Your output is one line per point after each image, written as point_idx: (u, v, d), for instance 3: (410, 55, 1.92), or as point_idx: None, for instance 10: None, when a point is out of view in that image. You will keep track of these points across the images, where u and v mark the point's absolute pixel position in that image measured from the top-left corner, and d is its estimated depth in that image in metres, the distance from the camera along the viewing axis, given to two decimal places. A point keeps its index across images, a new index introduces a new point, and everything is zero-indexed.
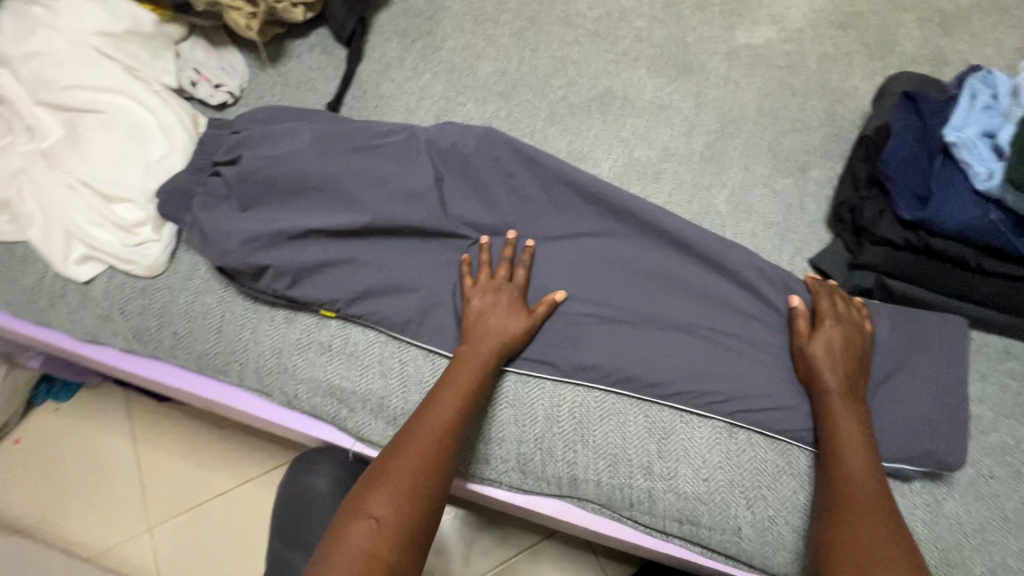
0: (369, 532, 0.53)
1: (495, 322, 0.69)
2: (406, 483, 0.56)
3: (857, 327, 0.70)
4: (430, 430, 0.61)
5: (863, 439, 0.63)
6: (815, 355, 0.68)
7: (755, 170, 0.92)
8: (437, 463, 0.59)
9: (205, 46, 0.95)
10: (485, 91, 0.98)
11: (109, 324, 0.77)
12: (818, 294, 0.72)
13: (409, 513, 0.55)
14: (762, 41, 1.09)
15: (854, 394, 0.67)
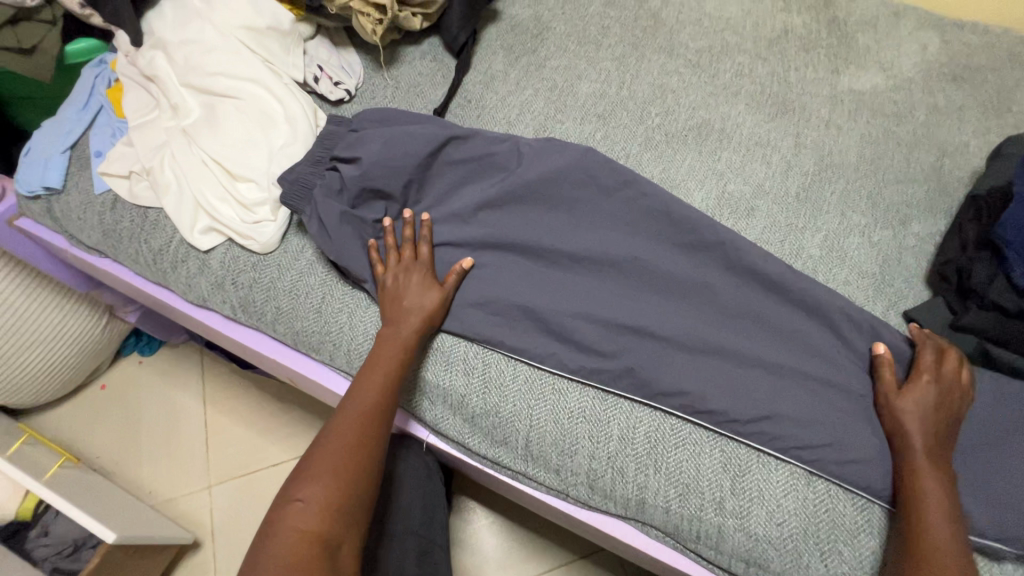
0: (298, 512, 0.60)
1: (412, 303, 0.73)
2: (329, 467, 0.63)
3: (956, 389, 0.68)
4: (351, 416, 0.67)
5: (946, 501, 0.61)
6: (908, 413, 0.66)
7: (853, 218, 0.90)
8: (360, 446, 0.65)
9: (329, 45, 1.02)
10: (584, 111, 1.01)
11: (221, 292, 0.83)
12: (921, 349, 0.71)
13: (339, 492, 0.61)
14: (868, 87, 1.08)
15: (941, 453, 0.64)
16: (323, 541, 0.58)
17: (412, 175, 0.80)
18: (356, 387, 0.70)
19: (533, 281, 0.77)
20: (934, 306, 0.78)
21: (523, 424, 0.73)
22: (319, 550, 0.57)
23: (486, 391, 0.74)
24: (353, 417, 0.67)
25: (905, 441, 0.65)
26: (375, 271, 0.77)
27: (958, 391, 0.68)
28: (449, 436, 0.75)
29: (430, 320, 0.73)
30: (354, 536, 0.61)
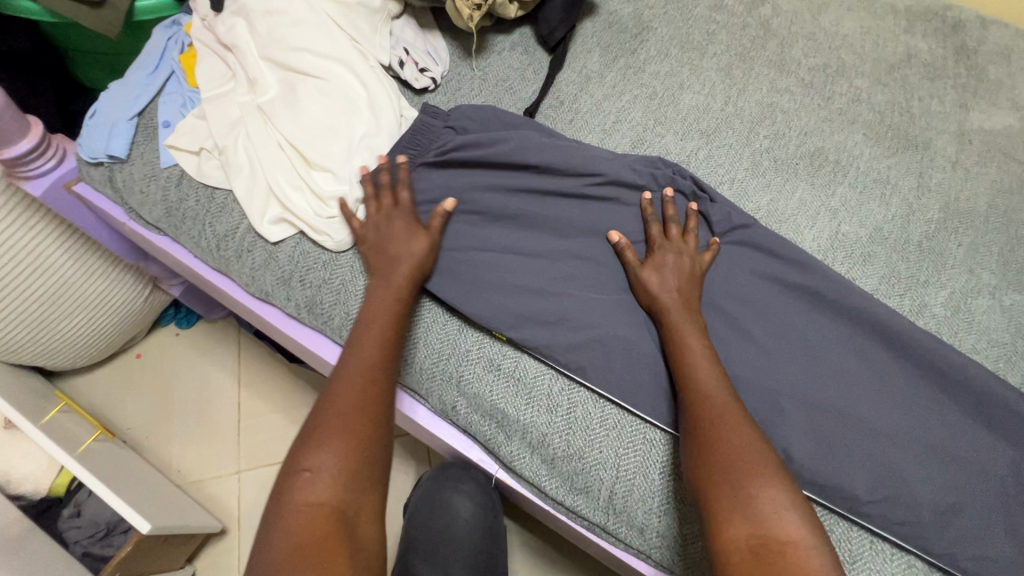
0: (308, 483, 0.55)
1: (399, 251, 0.71)
2: (337, 432, 0.58)
3: (691, 255, 0.73)
4: (352, 378, 0.63)
5: (730, 409, 0.58)
6: (649, 279, 0.70)
7: (981, 275, 0.81)
8: (369, 411, 0.61)
9: (416, 27, 0.94)
10: (686, 125, 0.92)
11: (286, 289, 0.77)
12: (649, 220, 0.75)
13: (350, 463, 0.57)
14: (1000, 127, 0.97)
15: (720, 366, 0.63)
16: (336, 517, 0.54)
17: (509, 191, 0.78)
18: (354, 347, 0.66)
19: (630, 318, 0.71)
20: None
21: (610, 474, 0.66)
22: (334, 527, 0.53)
23: (571, 432, 0.67)
24: (354, 378, 0.62)
25: (678, 335, 0.66)
26: (354, 224, 0.74)
27: (691, 261, 0.72)
28: (524, 476, 0.69)
29: (421, 270, 0.71)
30: (368, 513, 0.57)
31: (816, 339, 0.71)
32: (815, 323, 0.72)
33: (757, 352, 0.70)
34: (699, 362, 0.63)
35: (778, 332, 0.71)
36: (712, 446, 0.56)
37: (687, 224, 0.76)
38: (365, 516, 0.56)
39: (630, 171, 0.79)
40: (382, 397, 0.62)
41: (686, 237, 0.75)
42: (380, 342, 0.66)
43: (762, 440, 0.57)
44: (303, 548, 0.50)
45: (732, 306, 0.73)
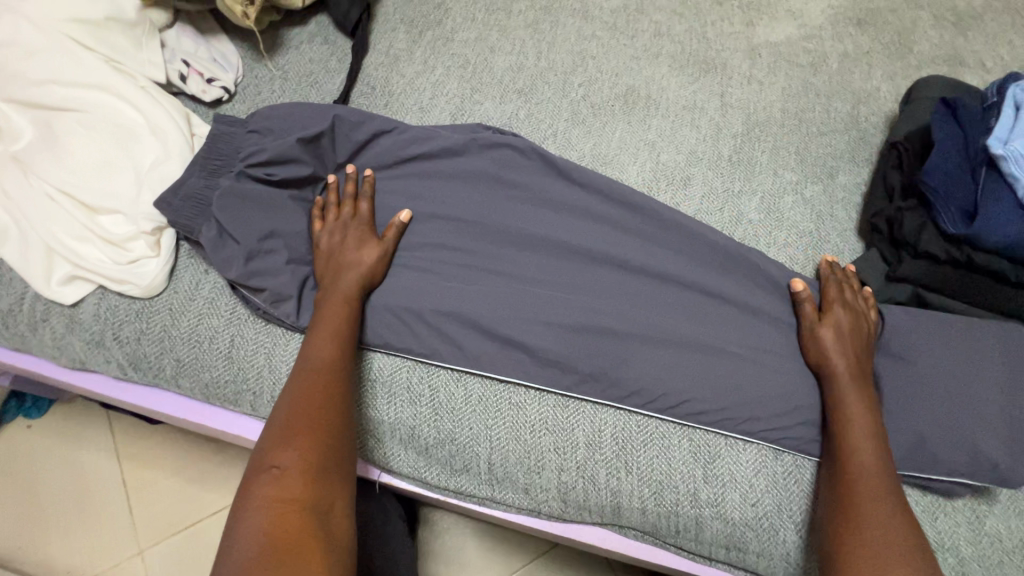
0: (275, 480, 0.52)
1: (348, 260, 0.68)
2: (304, 429, 0.56)
3: (866, 314, 0.71)
4: (303, 377, 0.60)
5: (892, 487, 0.59)
6: (825, 337, 0.68)
7: (784, 176, 0.89)
8: (332, 400, 0.59)
9: (194, 34, 0.85)
10: (503, 88, 0.93)
11: (101, 351, 0.69)
12: (829, 281, 0.73)
13: (322, 455, 0.55)
14: (783, 38, 1.06)
15: (884, 445, 0.61)
16: (310, 508, 0.51)
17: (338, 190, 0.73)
18: (306, 350, 0.63)
19: (475, 290, 0.70)
20: (870, 258, 0.78)
21: (484, 447, 0.67)
22: (309, 518, 0.51)
23: (438, 417, 0.67)
24: (308, 376, 0.60)
25: (851, 403, 0.64)
26: (313, 227, 0.71)
27: (859, 323, 0.69)
28: (404, 473, 0.68)
29: (370, 275, 0.68)
30: (342, 503, 0.55)
31: (652, 265, 0.74)
32: (649, 250, 0.76)
33: (601, 290, 0.73)
34: (866, 439, 0.61)
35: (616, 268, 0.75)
36: (853, 517, 0.58)
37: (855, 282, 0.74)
38: (339, 507, 0.54)
39: (448, 142, 0.78)
40: (343, 391, 0.60)
41: (865, 294, 0.73)
42: (331, 340, 0.63)
43: (913, 533, 0.56)
44: (281, 541, 0.48)
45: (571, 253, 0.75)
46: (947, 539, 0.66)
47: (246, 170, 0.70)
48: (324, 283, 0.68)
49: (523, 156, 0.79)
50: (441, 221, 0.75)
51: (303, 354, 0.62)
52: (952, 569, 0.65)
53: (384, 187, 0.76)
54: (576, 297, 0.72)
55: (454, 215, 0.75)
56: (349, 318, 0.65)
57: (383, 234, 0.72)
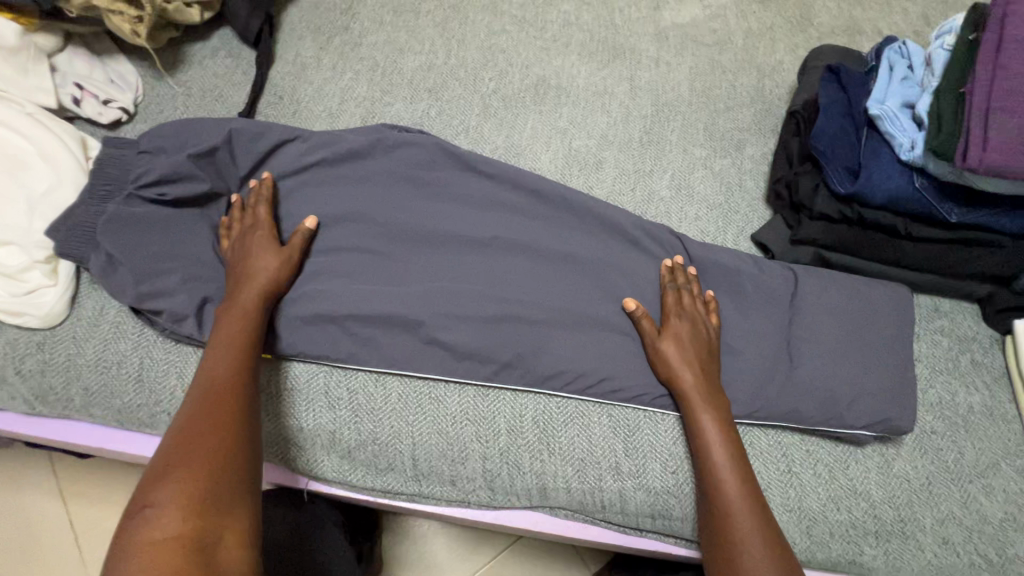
0: (145, 517, 0.46)
1: (247, 268, 0.67)
2: (182, 455, 0.50)
3: (703, 322, 0.70)
4: (194, 404, 0.56)
5: (749, 496, 0.59)
6: (667, 353, 0.68)
7: (693, 152, 0.92)
8: (227, 421, 0.55)
9: (87, 55, 0.84)
10: (413, 88, 0.93)
11: (4, 388, 0.67)
12: (665, 290, 0.73)
13: (204, 480, 0.49)
14: (689, 19, 1.08)
15: (741, 456, 0.62)
16: (190, 540, 0.45)
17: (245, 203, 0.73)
18: (200, 376, 0.59)
19: (388, 289, 0.71)
20: (774, 225, 0.81)
21: (406, 444, 0.67)
22: (190, 554, 0.44)
23: (358, 419, 0.67)
24: (193, 401, 0.55)
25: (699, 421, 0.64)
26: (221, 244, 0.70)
27: (701, 332, 0.69)
28: (330, 479, 0.68)
29: (273, 286, 0.68)
30: (236, 527, 0.48)
31: (564, 250, 0.76)
32: (560, 234, 0.77)
33: (514, 279, 0.74)
34: (718, 455, 0.62)
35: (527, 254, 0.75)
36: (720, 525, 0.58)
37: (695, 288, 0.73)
38: (232, 533, 0.48)
39: (354, 146, 0.77)
40: (240, 411, 0.56)
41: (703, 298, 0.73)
42: (223, 359, 0.60)
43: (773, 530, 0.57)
44: None
45: (484, 244, 0.75)
46: (859, 485, 0.69)
47: (137, 193, 0.69)
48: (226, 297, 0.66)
49: (435, 155, 0.79)
50: (353, 226, 0.75)
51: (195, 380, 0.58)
52: (865, 513, 0.68)
53: (291, 196, 0.76)
54: (489, 287, 0.73)
55: (365, 219, 0.75)
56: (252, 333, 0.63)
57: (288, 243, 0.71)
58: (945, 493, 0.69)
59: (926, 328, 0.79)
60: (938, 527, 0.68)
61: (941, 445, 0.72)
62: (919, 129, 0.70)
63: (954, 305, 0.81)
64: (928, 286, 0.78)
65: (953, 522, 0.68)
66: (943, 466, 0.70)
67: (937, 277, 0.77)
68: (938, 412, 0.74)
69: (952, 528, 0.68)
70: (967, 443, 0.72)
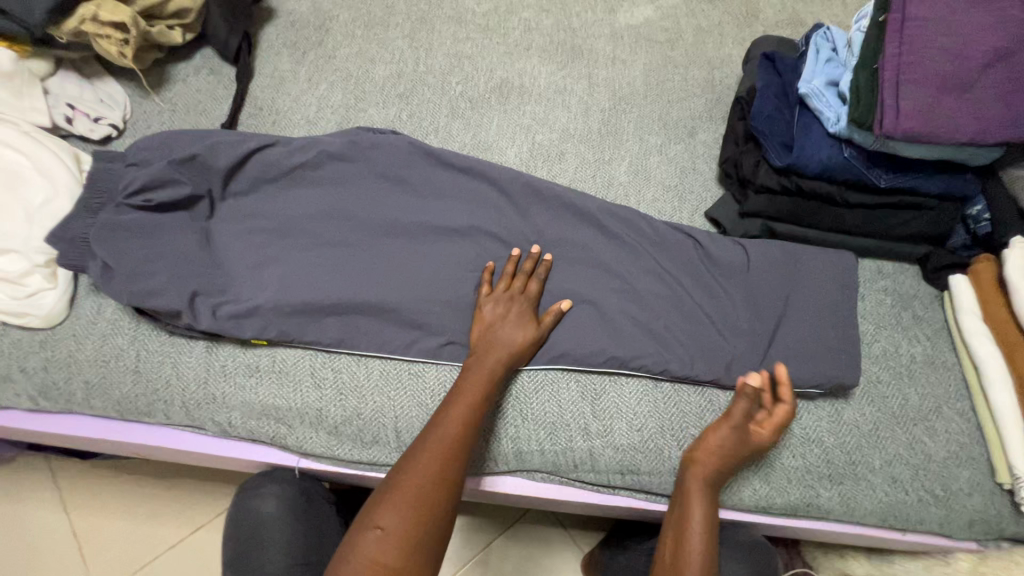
0: (377, 544, 0.55)
1: (503, 335, 0.72)
2: (412, 498, 0.57)
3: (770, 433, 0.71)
4: (445, 442, 0.62)
5: (706, 560, 0.63)
6: (712, 438, 0.69)
7: (649, 140, 0.98)
8: (442, 470, 0.60)
9: (78, 78, 0.90)
10: (385, 94, 1.00)
11: (9, 385, 0.71)
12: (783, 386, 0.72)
13: (421, 521, 0.57)
14: (642, 20, 1.15)
15: (712, 541, 0.65)
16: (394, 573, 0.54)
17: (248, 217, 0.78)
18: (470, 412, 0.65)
19: (365, 275, 0.76)
20: (724, 201, 0.88)
21: (389, 417, 0.72)
22: None
23: (344, 396, 0.72)
24: (446, 442, 0.62)
25: (690, 499, 0.67)
26: (480, 291, 0.76)
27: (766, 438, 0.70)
28: (318, 454, 0.72)
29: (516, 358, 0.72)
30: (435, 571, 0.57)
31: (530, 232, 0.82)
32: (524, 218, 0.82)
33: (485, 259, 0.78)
34: (692, 535, 0.65)
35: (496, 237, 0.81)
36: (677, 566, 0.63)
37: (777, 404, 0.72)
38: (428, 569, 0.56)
39: (331, 148, 0.82)
40: (461, 462, 0.61)
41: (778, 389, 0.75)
42: (479, 396, 0.67)
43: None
44: None
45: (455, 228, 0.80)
46: (812, 433, 0.74)
47: (125, 202, 0.73)
48: (474, 351, 0.72)
49: (408, 152, 0.84)
50: (331, 220, 0.79)
51: (447, 416, 0.64)
52: (819, 458, 0.73)
53: (271, 194, 0.81)
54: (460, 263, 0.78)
55: (343, 215, 0.80)
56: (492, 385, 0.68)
57: (541, 319, 0.75)
58: (892, 436, 0.74)
59: (871, 288, 0.85)
60: (887, 467, 0.73)
61: (887, 393, 0.77)
62: (842, 105, 0.77)
63: (895, 265, 0.87)
64: (868, 251, 0.85)
65: (899, 462, 0.73)
66: (889, 412, 0.76)
67: (875, 242, 0.84)
68: (884, 363, 0.79)
69: (901, 468, 0.73)
70: (911, 390, 0.77)
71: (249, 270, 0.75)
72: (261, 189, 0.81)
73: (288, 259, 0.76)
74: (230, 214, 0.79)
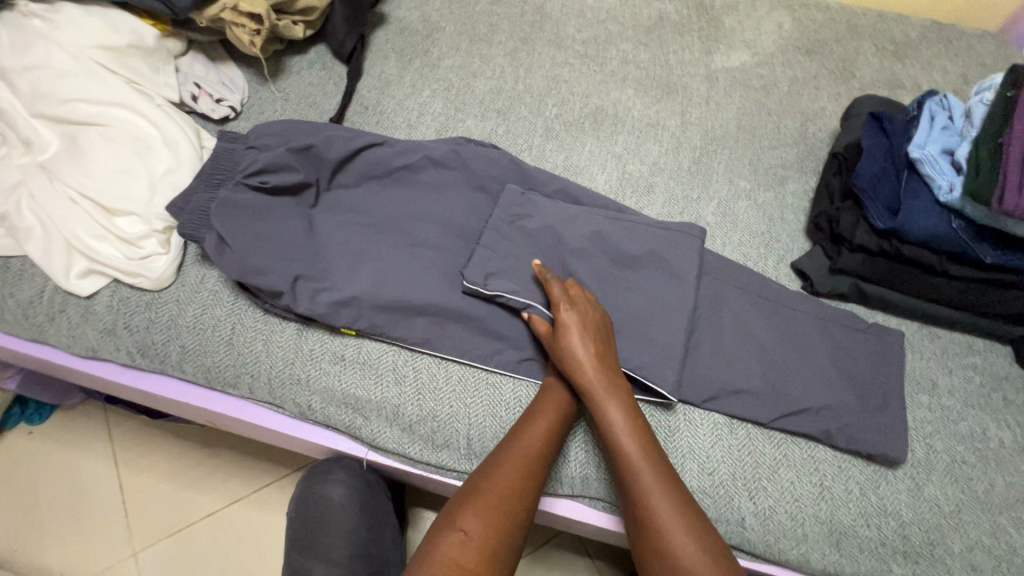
0: (460, 544, 0.58)
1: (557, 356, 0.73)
2: (493, 506, 0.60)
3: (600, 313, 0.71)
4: (519, 458, 0.63)
5: (648, 458, 0.64)
6: (572, 348, 0.67)
7: (738, 183, 0.98)
8: (519, 483, 0.62)
9: (205, 61, 0.96)
10: (483, 108, 1.03)
11: (112, 339, 0.76)
12: (549, 282, 0.72)
13: (500, 531, 0.59)
14: (738, 64, 1.16)
15: (645, 438, 0.65)
16: None
17: (351, 210, 0.81)
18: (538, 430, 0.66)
19: (454, 282, 0.78)
20: (815, 255, 0.87)
21: (462, 423, 0.73)
22: None
23: (421, 397, 0.74)
24: (523, 458, 0.63)
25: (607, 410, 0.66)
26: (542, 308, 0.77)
27: (602, 318, 0.71)
28: (388, 449, 0.74)
29: None
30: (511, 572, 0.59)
31: (591, 240, 0.79)
32: (584, 217, 0.81)
33: (519, 269, 0.77)
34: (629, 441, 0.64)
35: (539, 235, 0.80)
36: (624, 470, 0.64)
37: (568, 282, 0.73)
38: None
39: (435, 154, 0.85)
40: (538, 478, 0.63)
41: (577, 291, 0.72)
42: (557, 416, 0.68)
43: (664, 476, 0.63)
44: None
45: (510, 212, 0.81)
46: (889, 505, 0.72)
47: (243, 180, 0.76)
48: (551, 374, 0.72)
49: (508, 167, 0.86)
50: (427, 223, 0.81)
51: (521, 432, 0.65)
52: (894, 532, 0.71)
53: (371, 190, 0.84)
54: (492, 259, 0.76)
55: (439, 219, 0.82)
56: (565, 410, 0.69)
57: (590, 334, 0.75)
58: (975, 521, 0.71)
59: (960, 363, 0.82)
60: (967, 553, 0.70)
61: (972, 475, 0.74)
62: (957, 174, 0.76)
63: (985, 343, 0.84)
64: (961, 325, 0.82)
65: (981, 550, 0.70)
66: (973, 495, 0.73)
67: (969, 317, 0.81)
68: (970, 444, 0.76)
69: (982, 556, 0.70)
70: (998, 476, 0.74)
71: (349, 261, 0.77)
72: (364, 186, 0.84)
73: (384, 256, 0.78)
74: (332, 206, 0.82)
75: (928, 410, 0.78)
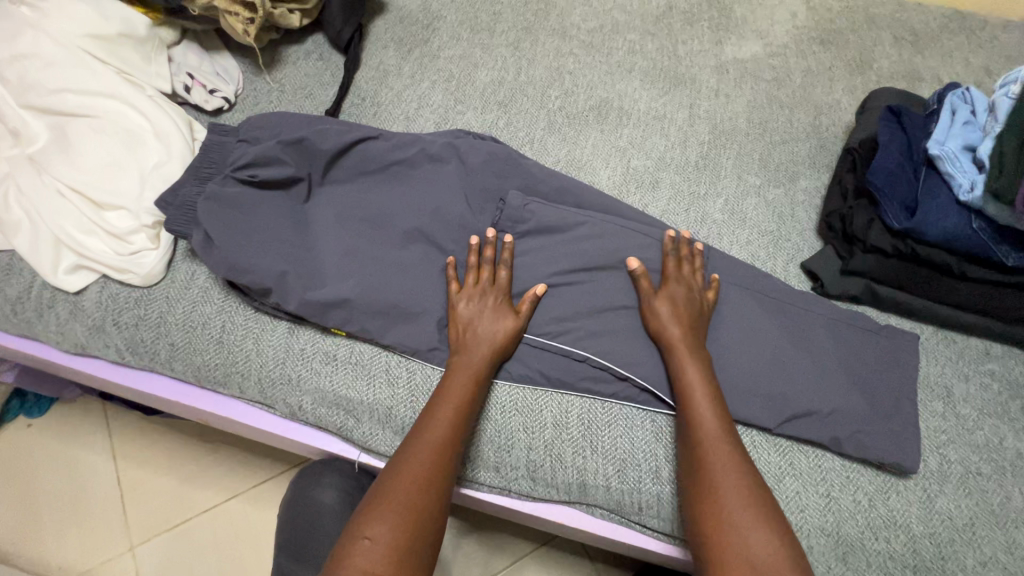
0: (365, 553, 0.53)
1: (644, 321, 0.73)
2: (399, 505, 0.56)
3: (701, 291, 0.74)
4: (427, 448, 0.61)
5: (726, 442, 0.62)
6: (664, 313, 0.71)
7: (747, 179, 0.95)
8: (424, 474, 0.59)
9: (200, 51, 0.93)
10: (484, 99, 1.00)
11: (102, 336, 0.74)
12: (666, 255, 0.76)
13: (405, 528, 0.55)
14: (749, 55, 1.11)
15: (727, 425, 0.64)
16: None
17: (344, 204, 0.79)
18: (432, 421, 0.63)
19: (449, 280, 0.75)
20: (826, 254, 0.83)
21: None
22: None
23: (414, 398, 0.72)
24: (433, 450, 0.61)
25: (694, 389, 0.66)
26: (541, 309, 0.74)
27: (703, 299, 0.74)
28: (380, 452, 0.72)
29: (499, 351, 0.70)
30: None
31: (591, 238, 0.76)
32: (586, 216, 0.79)
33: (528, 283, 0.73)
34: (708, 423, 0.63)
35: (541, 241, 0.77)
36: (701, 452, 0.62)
37: (695, 260, 0.77)
38: None
39: (431, 149, 0.82)
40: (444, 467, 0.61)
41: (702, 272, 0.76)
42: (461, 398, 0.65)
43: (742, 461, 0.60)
44: None
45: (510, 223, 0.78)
46: (898, 516, 0.69)
47: (233, 174, 0.74)
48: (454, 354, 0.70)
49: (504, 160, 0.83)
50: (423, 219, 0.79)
51: (426, 425, 0.63)
52: (904, 545, 0.68)
53: (365, 184, 0.81)
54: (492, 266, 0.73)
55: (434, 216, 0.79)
56: (469, 396, 0.66)
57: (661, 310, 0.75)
58: (989, 536, 0.68)
59: (976, 370, 0.78)
60: (980, 568, 0.67)
61: (987, 487, 0.71)
62: (979, 172, 0.72)
63: (1005, 349, 0.80)
64: (979, 330, 0.79)
65: (995, 566, 0.67)
66: (987, 508, 0.70)
67: (988, 321, 0.78)
68: (986, 455, 0.73)
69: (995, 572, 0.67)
70: (1014, 488, 0.71)
71: (341, 257, 0.75)
72: (358, 180, 0.81)
73: (377, 253, 0.76)
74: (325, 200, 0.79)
75: (942, 418, 0.75)
